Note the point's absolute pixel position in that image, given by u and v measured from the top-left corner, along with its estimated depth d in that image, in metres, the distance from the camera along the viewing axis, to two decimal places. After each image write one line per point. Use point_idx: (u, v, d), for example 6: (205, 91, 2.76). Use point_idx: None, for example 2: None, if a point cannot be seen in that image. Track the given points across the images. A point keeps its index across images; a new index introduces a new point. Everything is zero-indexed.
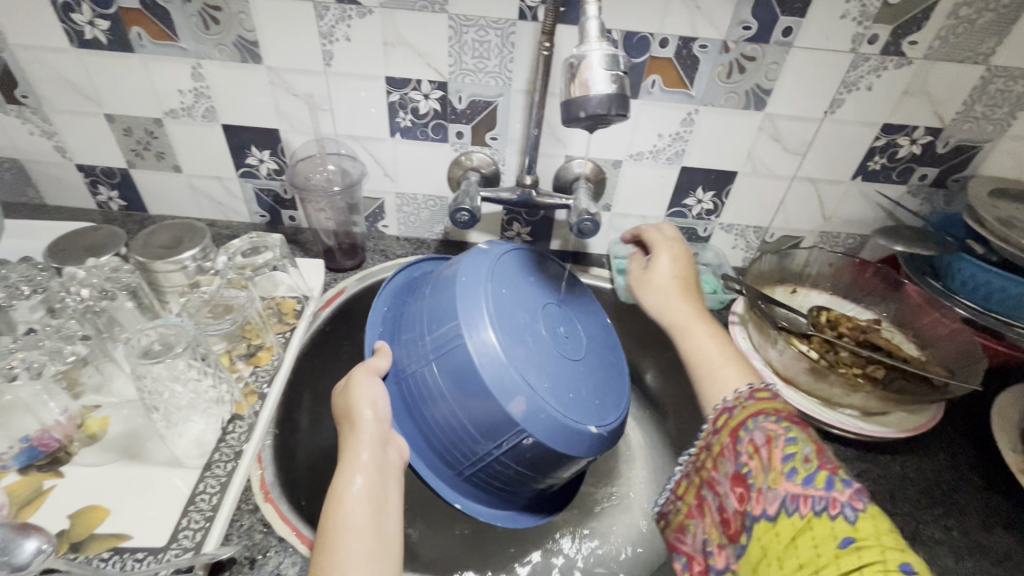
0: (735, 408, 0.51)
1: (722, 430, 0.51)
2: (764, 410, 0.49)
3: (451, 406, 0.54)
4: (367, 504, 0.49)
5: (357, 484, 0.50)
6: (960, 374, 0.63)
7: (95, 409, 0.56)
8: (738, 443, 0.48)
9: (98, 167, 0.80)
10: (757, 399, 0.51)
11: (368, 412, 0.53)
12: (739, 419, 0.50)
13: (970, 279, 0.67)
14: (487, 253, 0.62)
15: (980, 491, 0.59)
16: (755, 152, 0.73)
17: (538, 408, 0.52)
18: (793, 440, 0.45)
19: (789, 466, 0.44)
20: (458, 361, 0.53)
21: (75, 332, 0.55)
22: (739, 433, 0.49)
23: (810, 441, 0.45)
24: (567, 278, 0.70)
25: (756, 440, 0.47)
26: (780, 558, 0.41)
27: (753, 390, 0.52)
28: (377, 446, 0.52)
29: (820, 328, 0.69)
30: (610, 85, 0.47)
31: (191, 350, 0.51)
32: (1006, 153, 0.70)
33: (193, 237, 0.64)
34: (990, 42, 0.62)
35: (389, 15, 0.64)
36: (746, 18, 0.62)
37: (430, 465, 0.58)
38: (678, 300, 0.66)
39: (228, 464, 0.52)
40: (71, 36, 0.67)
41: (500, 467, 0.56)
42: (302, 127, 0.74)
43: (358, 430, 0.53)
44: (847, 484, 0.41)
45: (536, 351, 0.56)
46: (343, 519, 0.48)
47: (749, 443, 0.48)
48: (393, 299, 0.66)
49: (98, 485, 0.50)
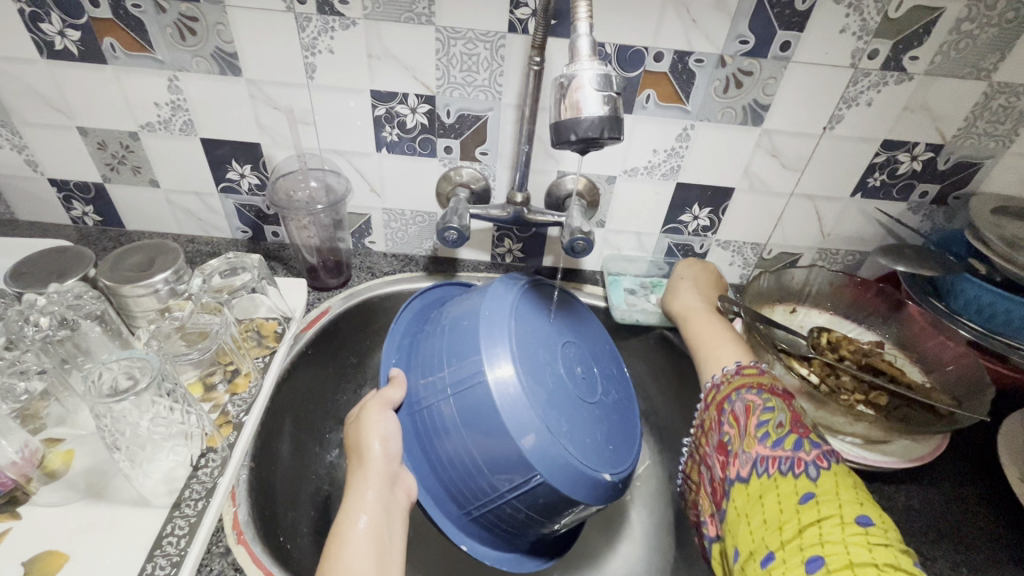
0: (722, 383, 0.56)
1: (710, 405, 0.56)
2: (746, 383, 0.54)
3: (466, 444, 0.52)
4: (370, 546, 0.48)
5: (362, 524, 0.49)
6: (966, 403, 0.61)
7: (59, 442, 0.52)
8: (721, 413, 0.53)
9: (71, 182, 0.77)
10: (742, 373, 0.55)
11: (377, 447, 0.53)
12: (724, 393, 0.55)
13: (973, 301, 0.65)
14: (507, 288, 0.60)
15: (987, 523, 0.57)
16: (752, 168, 0.71)
17: (554, 452, 0.51)
18: (769, 409, 0.50)
19: (763, 431, 0.48)
20: (477, 398, 0.51)
21: (31, 366, 0.51)
22: (724, 405, 0.53)
23: (785, 409, 0.50)
24: (586, 314, 0.68)
25: (737, 410, 0.52)
26: (749, 513, 0.46)
27: (741, 366, 0.56)
28: (385, 483, 0.52)
29: (820, 350, 0.67)
30: (602, 107, 0.45)
31: (156, 385, 0.46)
32: (1008, 170, 0.69)
33: (166, 260, 0.61)
34: (992, 57, 0.60)
35: (373, 26, 0.61)
36: (743, 32, 0.60)
37: (439, 503, 0.55)
38: (691, 295, 0.71)
39: (199, 503, 0.49)
40: (40, 46, 0.64)
41: (510, 509, 0.54)
42: (283, 141, 0.71)
43: (369, 466, 0.52)
44: (815, 446, 0.47)
45: (554, 390, 0.54)
46: (346, 561, 0.46)
47: (731, 414, 0.52)
48: (407, 327, 0.64)
49: (58, 527, 0.47)
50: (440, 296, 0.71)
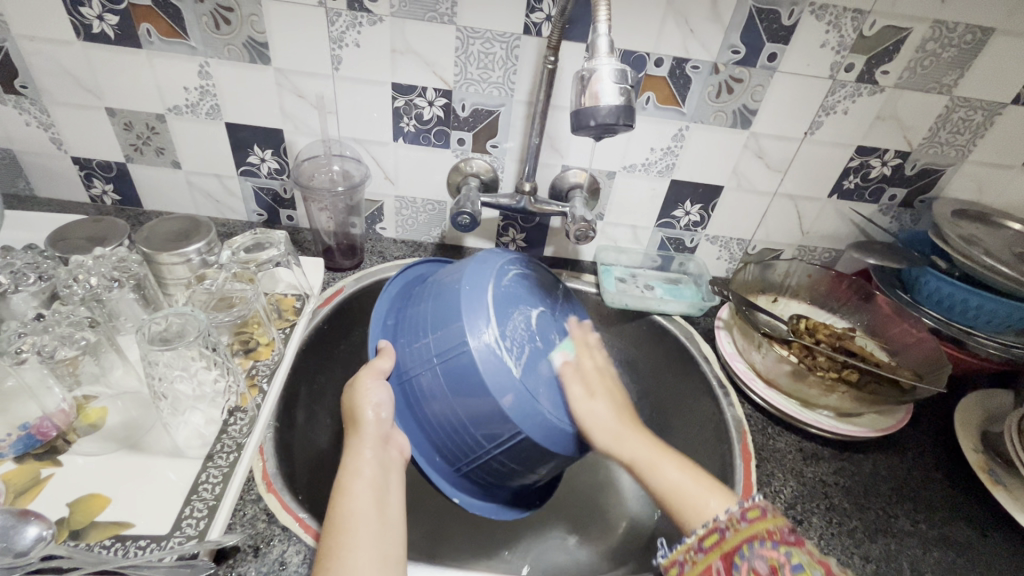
0: (727, 528, 0.48)
1: (713, 552, 0.47)
2: (758, 532, 0.46)
3: (452, 408, 0.54)
4: (372, 492, 0.51)
5: (363, 477, 0.51)
6: (927, 378, 0.68)
7: (92, 398, 0.56)
8: (735, 569, 0.45)
9: (94, 161, 0.80)
10: (750, 519, 0.47)
11: (370, 413, 0.55)
12: (734, 543, 0.46)
13: (935, 293, 0.72)
14: (490, 260, 0.61)
15: (945, 487, 0.63)
16: (739, 168, 0.77)
17: (535, 410, 0.53)
18: (800, 567, 0.43)
19: None
20: (459, 364, 0.53)
21: (83, 318, 0.56)
22: (735, 557, 0.46)
23: (816, 564, 0.44)
24: (556, 282, 0.70)
25: (758, 568, 0.44)
26: None
27: (745, 508, 0.48)
28: (377, 444, 0.54)
29: (798, 334, 0.74)
30: (617, 97, 0.50)
31: (201, 339, 0.52)
32: (967, 177, 0.76)
33: (199, 231, 0.66)
34: (952, 75, 0.67)
35: (399, 24, 0.66)
36: (735, 43, 0.66)
37: (429, 459, 0.58)
38: (629, 426, 0.59)
39: (230, 455, 0.52)
40: (78, 29, 0.67)
41: (498, 464, 0.56)
42: (307, 128, 0.76)
43: (363, 428, 0.54)
44: None
45: (533, 356, 0.56)
46: (350, 505, 0.49)
47: (749, 570, 0.44)
48: (391, 302, 0.66)
49: (96, 474, 0.50)
50: (422, 273, 0.72)
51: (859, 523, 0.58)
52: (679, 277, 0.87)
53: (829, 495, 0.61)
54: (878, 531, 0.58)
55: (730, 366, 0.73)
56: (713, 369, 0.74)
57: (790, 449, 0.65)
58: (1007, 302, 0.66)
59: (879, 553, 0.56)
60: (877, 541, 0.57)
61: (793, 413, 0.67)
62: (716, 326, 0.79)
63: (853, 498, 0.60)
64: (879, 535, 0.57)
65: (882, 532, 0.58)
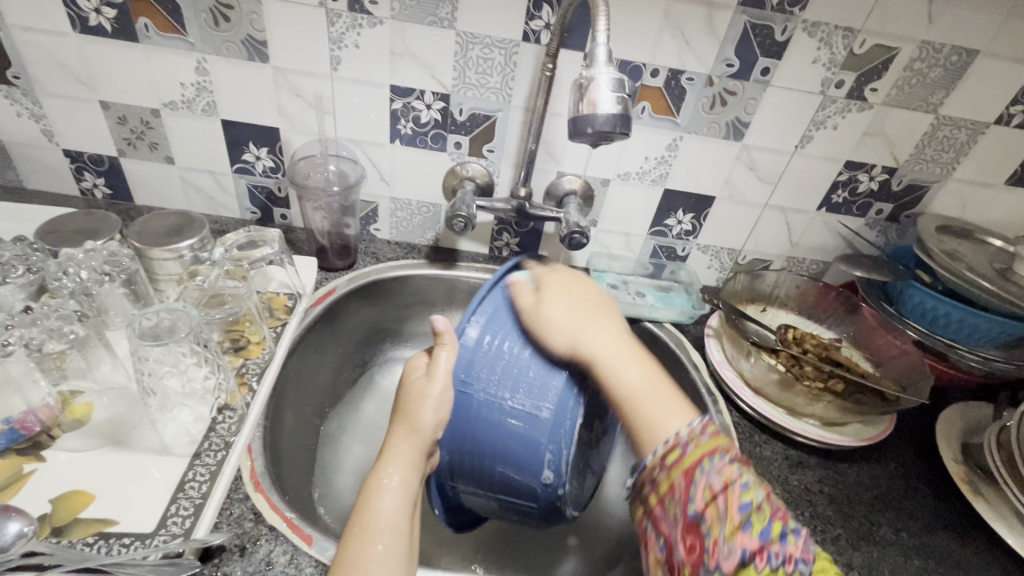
0: (687, 443, 0.42)
1: (670, 467, 0.41)
2: (716, 450, 0.41)
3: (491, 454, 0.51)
4: (400, 500, 0.48)
5: (396, 482, 0.48)
6: (909, 389, 0.70)
7: (77, 394, 0.56)
8: (690, 486, 0.39)
9: (86, 154, 0.79)
10: (709, 436, 0.42)
11: (428, 421, 0.50)
12: (691, 458, 0.41)
13: (919, 305, 0.74)
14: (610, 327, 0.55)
15: (925, 496, 0.64)
16: (731, 179, 0.79)
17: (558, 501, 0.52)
18: (748, 486, 0.39)
19: (747, 519, 0.37)
20: (535, 426, 0.49)
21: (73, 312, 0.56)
22: (693, 473, 0.40)
23: (761, 485, 0.40)
24: None
25: (714, 485, 0.39)
26: None
27: (704, 424, 0.43)
28: (420, 459, 0.50)
29: (786, 344, 0.75)
30: (615, 106, 0.51)
31: (194, 335, 0.53)
32: (950, 194, 0.78)
33: (192, 228, 0.66)
34: (938, 94, 0.69)
35: (399, 26, 0.67)
36: (730, 56, 0.68)
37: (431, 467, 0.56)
38: (590, 326, 0.50)
39: (218, 453, 0.52)
40: (74, 21, 0.67)
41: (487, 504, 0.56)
42: (303, 127, 0.76)
43: (416, 439, 0.50)
44: (798, 535, 0.38)
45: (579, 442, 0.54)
46: (377, 511, 0.47)
47: (704, 488, 0.39)
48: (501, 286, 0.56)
49: (80, 470, 0.49)
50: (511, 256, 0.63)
51: (843, 531, 0.59)
52: (671, 284, 0.88)
53: (814, 502, 0.62)
54: (861, 539, 0.59)
55: (719, 374, 0.74)
56: (703, 376, 0.75)
57: (777, 457, 0.66)
58: (984, 316, 0.68)
59: (861, 560, 0.57)
60: (860, 549, 0.58)
61: (781, 422, 0.67)
62: (706, 334, 0.80)
63: (836, 507, 0.61)
64: (862, 542, 0.58)
65: (865, 540, 0.58)
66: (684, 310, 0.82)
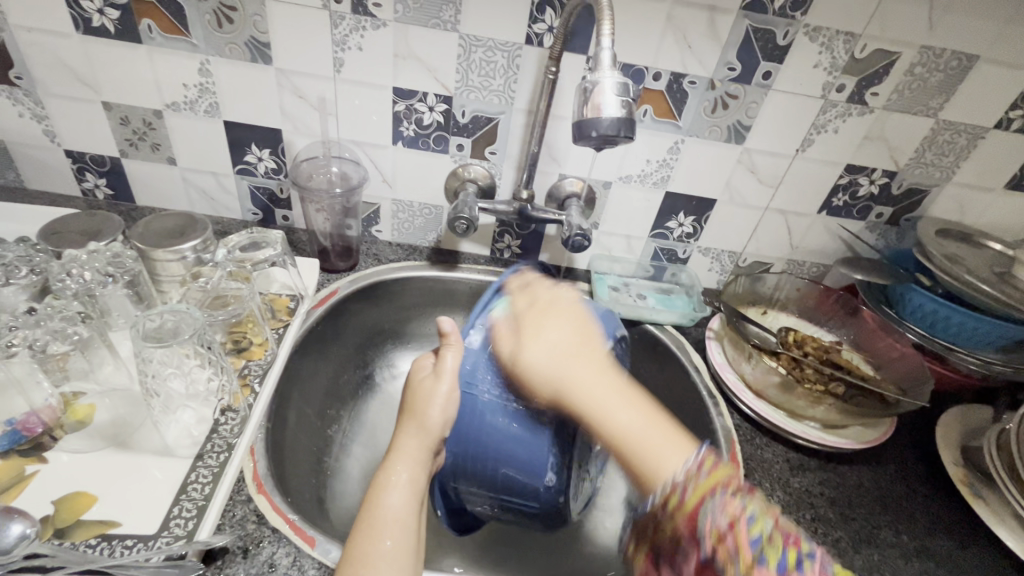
0: (685, 482, 0.36)
1: (671, 512, 0.36)
2: (718, 484, 0.36)
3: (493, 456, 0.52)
4: (409, 498, 0.47)
5: (404, 480, 0.48)
6: (909, 392, 0.70)
7: (80, 395, 0.56)
8: (696, 532, 0.34)
9: (87, 155, 0.79)
10: (708, 468, 0.37)
11: (436, 420, 0.50)
12: (692, 499, 0.35)
13: (919, 308, 0.74)
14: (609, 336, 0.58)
15: (925, 498, 0.65)
16: (732, 182, 0.79)
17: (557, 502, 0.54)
18: (756, 517, 0.34)
19: (764, 558, 0.32)
20: (535, 428, 0.51)
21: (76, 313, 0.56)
22: (698, 516, 0.35)
23: (768, 512, 0.35)
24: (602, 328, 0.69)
25: (721, 527, 0.34)
26: None
27: (701, 457, 0.38)
28: (427, 458, 0.50)
29: (787, 346, 0.75)
30: (619, 109, 0.51)
31: (197, 337, 0.53)
32: (950, 198, 0.79)
33: (195, 229, 0.66)
34: (939, 98, 0.69)
35: (402, 29, 0.67)
36: (731, 60, 0.68)
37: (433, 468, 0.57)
38: (572, 366, 0.45)
39: (221, 455, 0.52)
40: (77, 22, 0.67)
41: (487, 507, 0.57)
42: (306, 129, 0.76)
43: (425, 436, 0.50)
44: (814, 561, 0.33)
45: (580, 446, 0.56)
46: (385, 509, 0.46)
47: (711, 531, 0.34)
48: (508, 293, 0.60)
49: (83, 471, 0.49)
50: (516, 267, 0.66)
51: (844, 534, 0.59)
52: (671, 287, 0.88)
53: (814, 505, 0.62)
54: (861, 541, 0.59)
55: (720, 376, 0.74)
56: (703, 378, 0.75)
57: (778, 459, 0.66)
58: (984, 319, 0.68)
59: (861, 562, 0.57)
60: (861, 552, 0.58)
61: (781, 424, 0.68)
62: (707, 336, 0.80)
63: (837, 509, 0.62)
64: (863, 545, 0.59)
65: (866, 542, 0.59)
66: (684, 313, 0.82)
